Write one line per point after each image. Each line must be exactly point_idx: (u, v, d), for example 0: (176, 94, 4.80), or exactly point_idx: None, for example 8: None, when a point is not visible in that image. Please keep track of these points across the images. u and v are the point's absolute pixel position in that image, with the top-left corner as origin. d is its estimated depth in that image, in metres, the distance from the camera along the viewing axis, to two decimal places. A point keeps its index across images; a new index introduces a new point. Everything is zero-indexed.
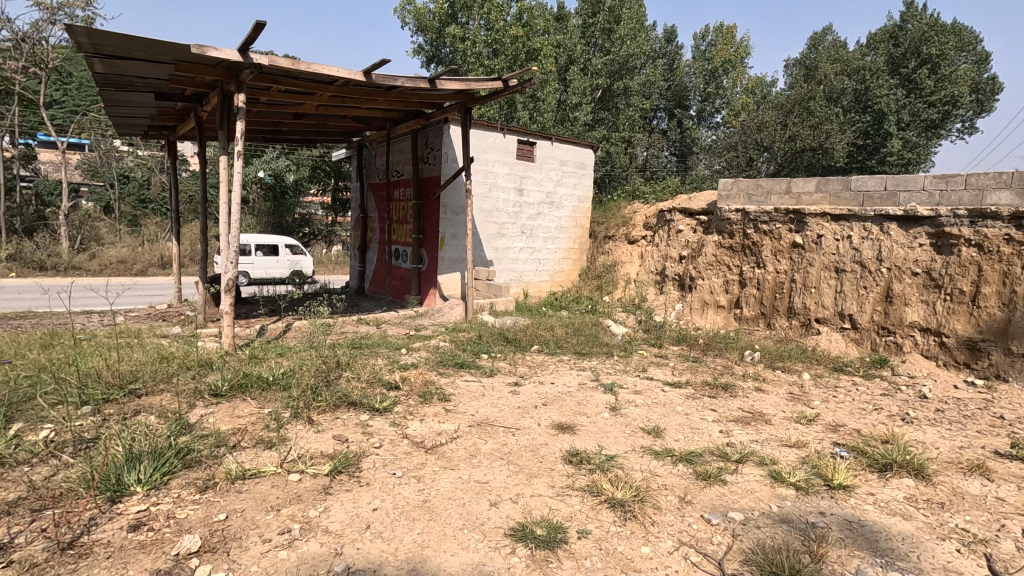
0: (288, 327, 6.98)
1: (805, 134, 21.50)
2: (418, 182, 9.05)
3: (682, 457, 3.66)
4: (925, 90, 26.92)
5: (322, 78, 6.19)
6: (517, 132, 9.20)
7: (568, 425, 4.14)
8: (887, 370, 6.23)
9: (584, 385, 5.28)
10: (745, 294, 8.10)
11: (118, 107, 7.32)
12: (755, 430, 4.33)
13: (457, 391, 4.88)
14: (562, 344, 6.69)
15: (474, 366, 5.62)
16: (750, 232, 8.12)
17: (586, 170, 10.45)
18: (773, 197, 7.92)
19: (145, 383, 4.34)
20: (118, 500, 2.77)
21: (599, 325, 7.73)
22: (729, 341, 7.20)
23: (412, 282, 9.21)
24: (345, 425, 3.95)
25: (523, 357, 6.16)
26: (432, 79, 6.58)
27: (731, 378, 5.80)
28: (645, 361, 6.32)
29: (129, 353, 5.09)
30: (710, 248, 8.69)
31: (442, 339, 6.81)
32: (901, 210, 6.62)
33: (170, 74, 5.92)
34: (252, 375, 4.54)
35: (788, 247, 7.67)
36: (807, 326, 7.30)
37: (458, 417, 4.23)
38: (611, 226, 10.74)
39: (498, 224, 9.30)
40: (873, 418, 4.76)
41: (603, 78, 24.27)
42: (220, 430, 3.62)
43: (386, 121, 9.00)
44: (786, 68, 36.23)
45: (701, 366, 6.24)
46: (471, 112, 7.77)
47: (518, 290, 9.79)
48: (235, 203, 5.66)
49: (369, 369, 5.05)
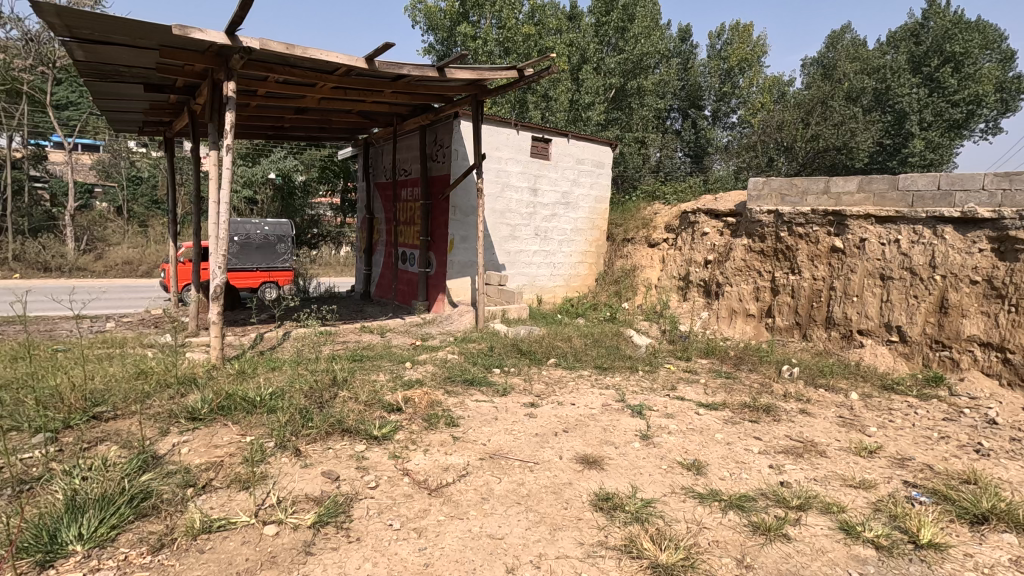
0: (285, 337, 6.47)
1: (829, 134, 20.60)
2: (426, 180, 8.53)
3: (732, 503, 3.09)
4: (948, 89, 26.20)
5: (322, 66, 5.66)
6: (531, 128, 8.66)
7: (594, 459, 3.59)
8: (944, 389, 5.57)
9: (608, 406, 4.69)
10: (778, 302, 7.48)
11: (110, 101, 6.90)
12: (810, 465, 3.74)
13: (466, 414, 4.33)
14: (582, 356, 6.12)
15: (486, 383, 5.06)
16: (784, 235, 7.51)
17: (603, 169, 9.88)
18: (809, 197, 7.33)
19: (114, 405, 3.83)
20: (49, 565, 2.26)
21: (620, 335, 7.15)
22: (763, 355, 6.60)
23: (419, 287, 8.71)
24: (337, 457, 3.42)
25: (539, 372, 5.60)
26: (441, 68, 6.00)
27: (771, 398, 5.20)
28: (673, 378, 5.74)
29: (106, 369, 4.60)
30: (739, 252, 8.10)
31: (451, 350, 6.26)
32: (957, 211, 6.00)
33: (157, 62, 5.43)
34: (236, 396, 4.02)
35: (826, 252, 7.05)
36: (849, 338, 6.65)
37: (468, 448, 3.68)
38: (630, 228, 10.19)
39: (511, 226, 8.75)
40: (943, 449, 4.15)
41: (617, 78, 23.68)
42: (191, 466, 3.11)
43: (392, 116, 8.45)
44: (802, 68, 35.60)
45: (736, 384, 5.63)
46: (483, 105, 7.19)
47: (532, 296, 9.24)
48: (224, 202, 5.13)
49: (369, 388, 4.54)
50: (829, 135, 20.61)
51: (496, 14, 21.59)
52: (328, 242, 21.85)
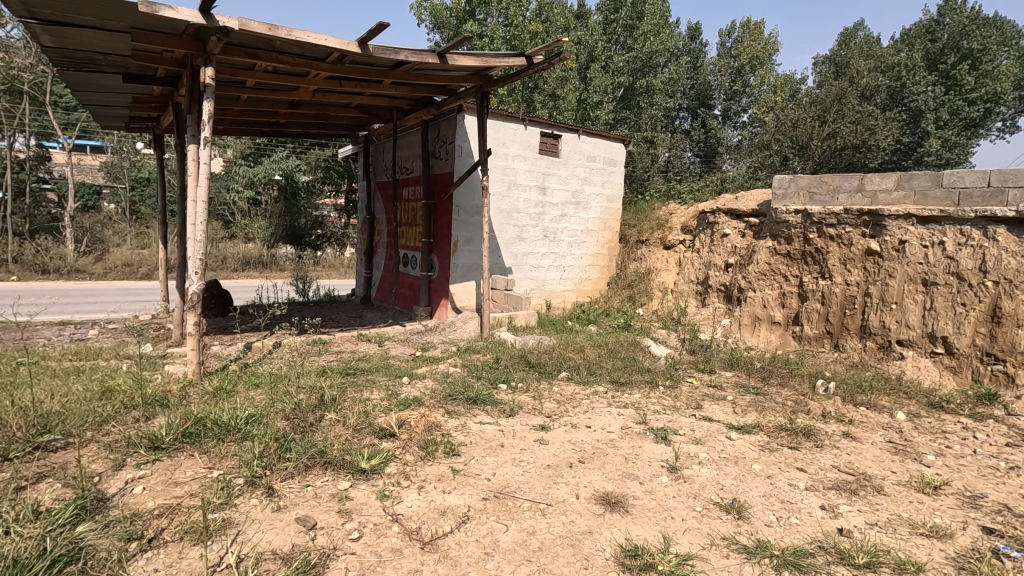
0: (276, 348, 6.02)
1: (846, 131, 19.93)
2: (428, 179, 8.05)
3: (786, 561, 2.56)
4: (964, 86, 25.50)
5: (311, 51, 5.17)
6: (539, 122, 8.16)
7: (616, 499, 3.09)
8: (1000, 408, 5.00)
9: (628, 430, 4.18)
10: (807, 309, 6.91)
11: (89, 93, 6.44)
12: (868, 506, 3.21)
13: (468, 440, 3.82)
14: (596, 370, 5.60)
15: (491, 403, 4.54)
16: (813, 237, 6.97)
17: (616, 167, 9.35)
18: (841, 196, 6.80)
19: (66, 434, 3.35)
20: None
21: (636, 344, 6.63)
22: (793, 368, 6.05)
23: (421, 292, 8.22)
24: (317, 498, 2.93)
25: (549, 388, 5.09)
26: (442, 54, 5.51)
27: (808, 419, 4.65)
28: (696, 395, 5.22)
29: (67, 388, 4.13)
30: (762, 255, 7.55)
31: (453, 362, 5.76)
32: (1011, 210, 5.41)
33: (133, 48, 4.98)
34: (207, 421, 3.55)
35: (861, 255, 6.51)
36: (887, 349, 6.09)
37: (470, 484, 3.19)
38: (644, 229, 9.64)
39: (518, 227, 8.25)
40: (1018, 484, 3.59)
41: (625, 77, 23.16)
42: (142, 512, 2.63)
43: (392, 111, 7.96)
44: (815, 65, 34.94)
45: (768, 401, 5.09)
46: (488, 97, 6.68)
47: (540, 301, 8.74)
48: (200, 201, 4.64)
49: (360, 410, 4.05)
50: (847, 133, 19.94)
51: (502, 12, 21.08)
52: (331, 243, 21.29)
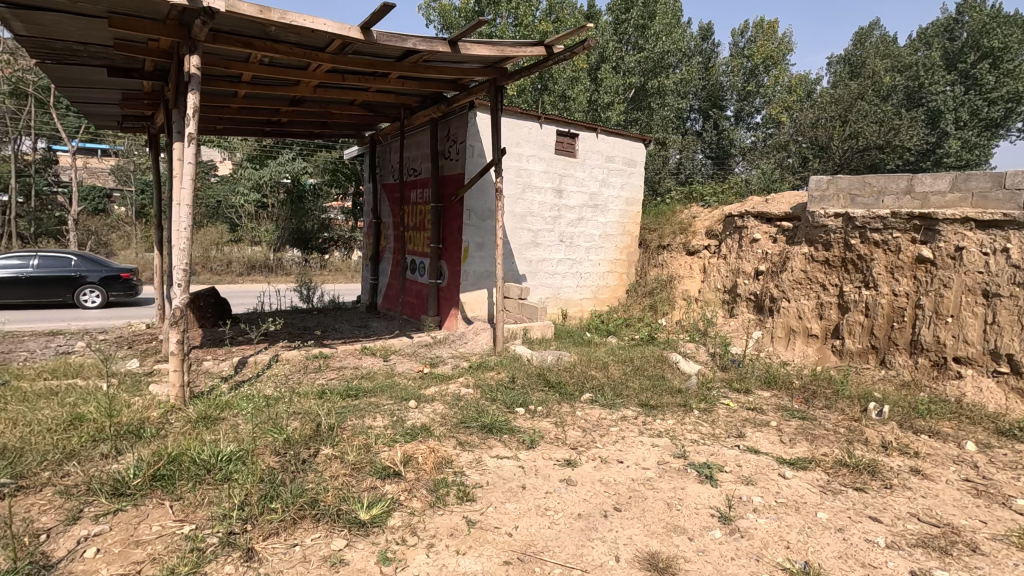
0: (273, 364, 5.56)
1: (870, 131, 19.15)
2: (437, 181, 7.57)
3: None
4: (985, 86, 24.73)
5: (307, 38, 4.68)
6: (556, 120, 7.67)
7: (663, 562, 2.57)
8: None
9: (666, 466, 3.66)
10: (848, 321, 6.33)
11: (76, 89, 6.03)
12: (965, 571, 2.66)
13: (484, 480, 3.31)
14: (623, 390, 5.08)
15: (509, 432, 4.03)
16: (855, 243, 6.43)
17: (635, 167, 8.83)
18: (887, 198, 6.27)
19: (16, 477, 2.88)
20: None
21: (663, 360, 6.10)
22: (838, 388, 5.48)
23: (430, 301, 7.74)
24: (300, 564, 2.42)
25: (573, 412, 4.57)
26: (452, 42, 5.01)
27: (868, 452, 4.09)
28: (735, 420, 4.68)
29: (32, 416, 3.67)
30: (797, 263, 7.01)
31: (465, 381, 5.27)
32: None
33: (114, 36, 4.53)
34: (184, 459, 3.07)
35: (910, 263, 5.94)
36: (942, 367, 5.49)
37: (489, 542, 2.67)
38: (665, 234, 9.10)
39: (533, 232, 7.74)
40: None
41: (636, 77, 22.66)
42: None
43: (400, 108, 7.49)
44: (829, 66, 34.32)
45: (818, 428, 4.54)
46: (503, 92, 6.16)
47: (555, 310, 8.23)
48: (184, 204, 4.16)
49: (361, 443, 3.56)
50: (870, 133, 19.15)
51: (512, 11, 20.69)
52: (338, 246, 20.92)
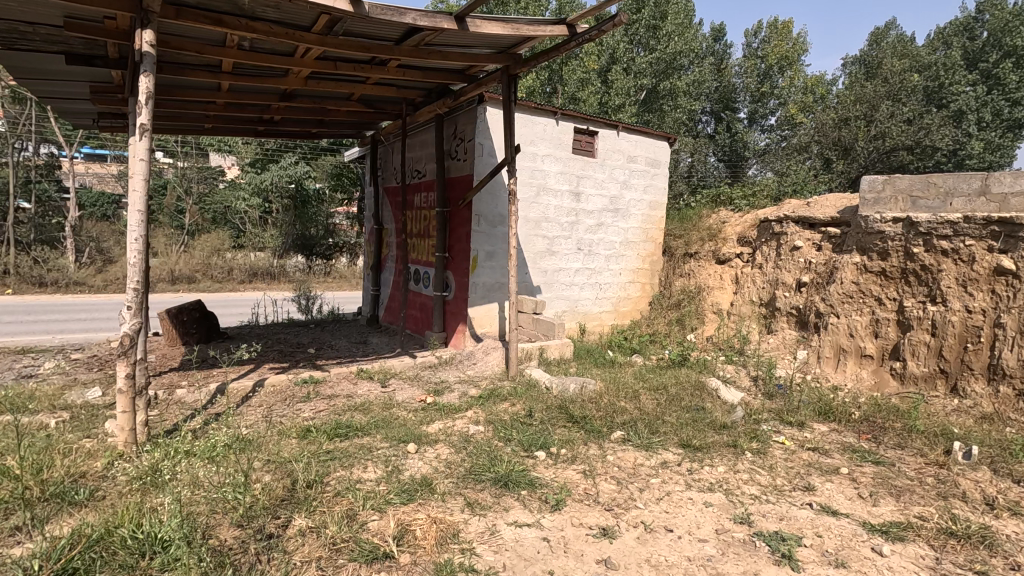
0: (254, 393, 4.85)
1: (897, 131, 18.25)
2: (443, 183, 6.88)
3: None
4: (1008, 85, 23.70)
5: (288, 11, 4.00)
6: (574, 116, 6.98)
7: None
8: None
9: (729, 537, 2.91)
10: (910, 341, 5.53)
11: (36, 81, 5.37)
12: None
13: (499, 564, 2.56)
14: (660, 426, 4.34)
15: (529, 485, 3.31)
16: (918, 251, 5.66)
17: (659, 168, 8.10)
18: (956, 201, 5.54)
19: None
20: None
21: (701, 385, 5.34)
22: (910, 421, 4.68)
23: (435, 314, 7.02)
24: None
25: (603, 456, 3.81)
26: (459, 18, 4.30)
27: (974, 514, 3.30)
28: (796, 465, 3.91)
29: None
30: (848, 274, 6.24)
31: (474, 413, 4.56)
32: None
33: (64, 14, 3.88)
34: (112, 539, 2.38)
35: (986, 275, 5.16)
36: None
37: None
38: (692, 240, 8.36)
39: (548, 238, 7.02)
40: None
41: (648, 78, 21.91)
42: None
43: (401, 103, 6.81)
44: (843, 66, 33.51)
45: (900, 478, 3.76)
46: (518, 81, 5.42)
47: (572, 325, 7.48)
48: (135, 209, 3.47)
49: (343, 510, 2.84)
50: (897, 134, 18.28)
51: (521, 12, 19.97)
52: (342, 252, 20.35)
